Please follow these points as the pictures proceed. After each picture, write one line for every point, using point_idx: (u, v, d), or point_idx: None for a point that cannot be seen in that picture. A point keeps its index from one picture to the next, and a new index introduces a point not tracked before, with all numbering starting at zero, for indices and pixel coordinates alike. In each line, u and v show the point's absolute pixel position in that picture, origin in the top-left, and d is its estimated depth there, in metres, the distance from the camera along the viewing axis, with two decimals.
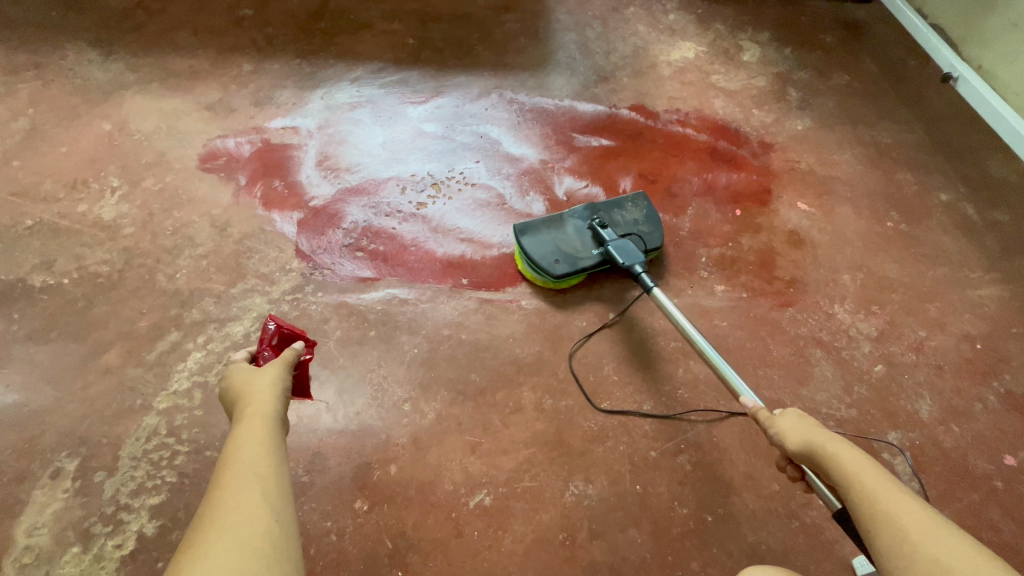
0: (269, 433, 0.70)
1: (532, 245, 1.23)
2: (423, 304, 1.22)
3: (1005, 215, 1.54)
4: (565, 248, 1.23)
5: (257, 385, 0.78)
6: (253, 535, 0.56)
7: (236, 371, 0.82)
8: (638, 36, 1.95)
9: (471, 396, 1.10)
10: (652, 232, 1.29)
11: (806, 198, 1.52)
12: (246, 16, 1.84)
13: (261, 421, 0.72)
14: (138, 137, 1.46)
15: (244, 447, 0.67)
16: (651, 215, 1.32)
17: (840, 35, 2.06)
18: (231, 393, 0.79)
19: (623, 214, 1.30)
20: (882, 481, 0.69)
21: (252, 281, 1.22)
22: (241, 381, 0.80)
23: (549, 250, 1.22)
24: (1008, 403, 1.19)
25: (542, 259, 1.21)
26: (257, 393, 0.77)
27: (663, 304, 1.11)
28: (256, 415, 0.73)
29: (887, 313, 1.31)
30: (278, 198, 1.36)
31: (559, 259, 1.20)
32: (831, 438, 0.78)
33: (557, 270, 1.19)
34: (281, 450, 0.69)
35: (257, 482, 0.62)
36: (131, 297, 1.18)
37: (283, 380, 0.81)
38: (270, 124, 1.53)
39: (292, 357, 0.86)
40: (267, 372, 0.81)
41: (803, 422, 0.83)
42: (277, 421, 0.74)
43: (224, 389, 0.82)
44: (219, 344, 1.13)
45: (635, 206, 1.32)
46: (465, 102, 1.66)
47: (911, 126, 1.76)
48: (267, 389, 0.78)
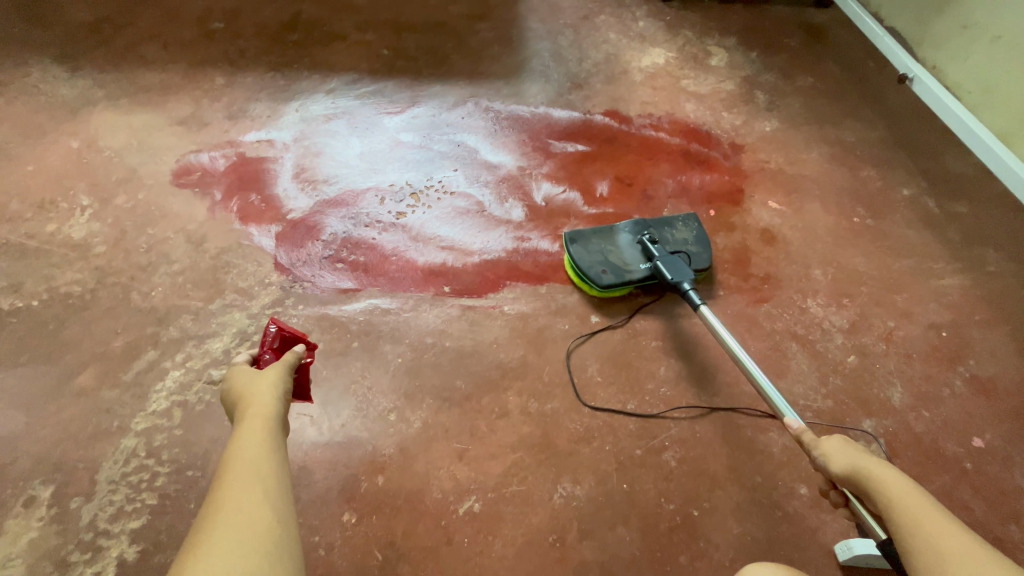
0: (269, 434, 0.71)
1: (581, 254, 1.26)
2: (405, 313, 1.22)
3: (963, 208, 1.62)
4: (613, 260, 1.26)
5: (258, 388, 0.79)
6: (255, 536, 0.56)
7: (238, 372, 0.83)
8: (610, 43, 2.00)
9: (457, 403, 1.10)
10: (700, 252, 1.31)
11: (777, 197, 1.57)
12: (217, 29, 1.82)
13: (262, 423, 0.72)
14: (108, 154, 1.43)
15: (247, 447, 0.67)
16: (701, 237, 1.34)
17: (802, 39, 2.13)
18: (232, 394, 0.80)
19: (673, 232, 1.33)
20: (928, 508, 0.70)
21: (231, 296, 1.20)
22: (242, 384, 0.80)
23: (597, 260, 1.25)
24: (974, 387, 1.24)
25: (589, 268, 1.24)
26: (258, 394, 0.77)
27: (710, 321, 1.11)
28: (258, 418, 0.73)
29: (858, 305, 1.36)
30: (255, 212, 1.35)
31: (606, 270, 1.23)
32: (876, 463, 0.79)
33: (603, 280, 1.22)
34: (282, 452, 0.69)
35: (259, 484, 0.62)
36: (106, 316, 1.15)
37: (285, 382, 0.82)
38: (245, 137, 1.52)
39: (292, 359, 0.87)
40: (268, 373, 0.82)
41: (846, 444, 0.84)
42: (278, 422, 0.75)
43: (224, 390, 0.82)
44: (198, 361, 1.11)
45: (685, 226, 1.34)
46: (441, 111, 1.68)
47: (873, 125, 1.83)
48: (268, 391, 0.78)
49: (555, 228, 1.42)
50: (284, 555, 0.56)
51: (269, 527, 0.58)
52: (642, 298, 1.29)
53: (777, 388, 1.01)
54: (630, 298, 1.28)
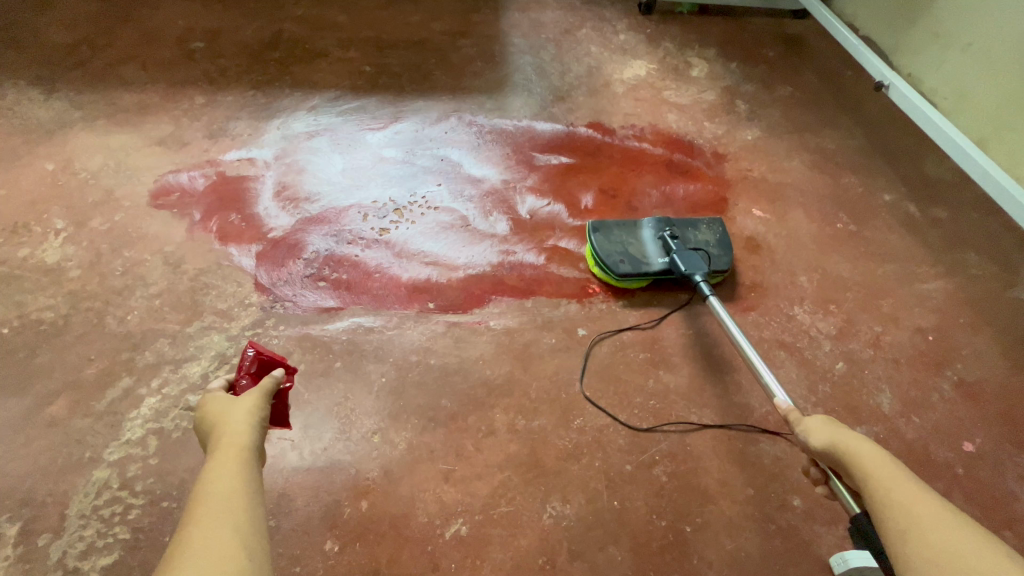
0: (244, 465, 0.68)
1: (602, 242, 1.30)
2: (389, 331, 1.20)
3: (943, 212, 1.64)
4: (632, 251, 1.30)
5: (234, 416, 0.76)
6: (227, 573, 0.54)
7: (212, 399, 0.80)
8: (591, 56, 2.02)
9: (442, 423, 1.08)
10: (721, 255, 1.33)
11: (760, 205, 1.58)
12: (197, 48, 1.81)
13: (236, 453, 0.70)
14: (84, 176, 1.41)
15: (218, 480, 0.65)
16: (723, 241, 1.36)
17: (780, 50, 2.17)
18: (207, 423, 0.77)
19: (696, 233, 1.36)
20: (900, 477, 0.72)
21: (209, 318, 1.18)
22: (216, 412, 0.77)
23: (617, 249, 1.29)
24: (962, 391, 1.24)
25: (608, 256, 1.28)
26: (233, 423, 0.75)
27: (716, 310, 1.14)
28: (232, 448, 0.70)
29: (844, 311, 1.36)
30: (234, 231, 1.33)
31: (625, 260, 1.27)
32: (854, 437, 0.80)
33: (619, 268, 1.26)
34: (256, 483, 0.67)
35: (230, 518, 0.60)
36: (79, 342, 1.12)
37: (262, 407, 0.79)
38: (225, 156, 1.50)
39: (269, 386, 0.83)
40: (244, 401, 0.79)
41: (830, 423, 0.84)
42: (253, 451, 0.72)
43: (197, 419, 0.79)
44: (175, 387, 1.08)
45: (708, 229, 1.37)
46: (424, 126, 1.67)
47: (852, 132, 1.86)
48: (243, 419, 0.75)
49: (541, 241, 1.41)
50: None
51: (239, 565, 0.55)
52: (659, 297, 1.31)
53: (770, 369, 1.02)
54: (616, 311, 1.28)
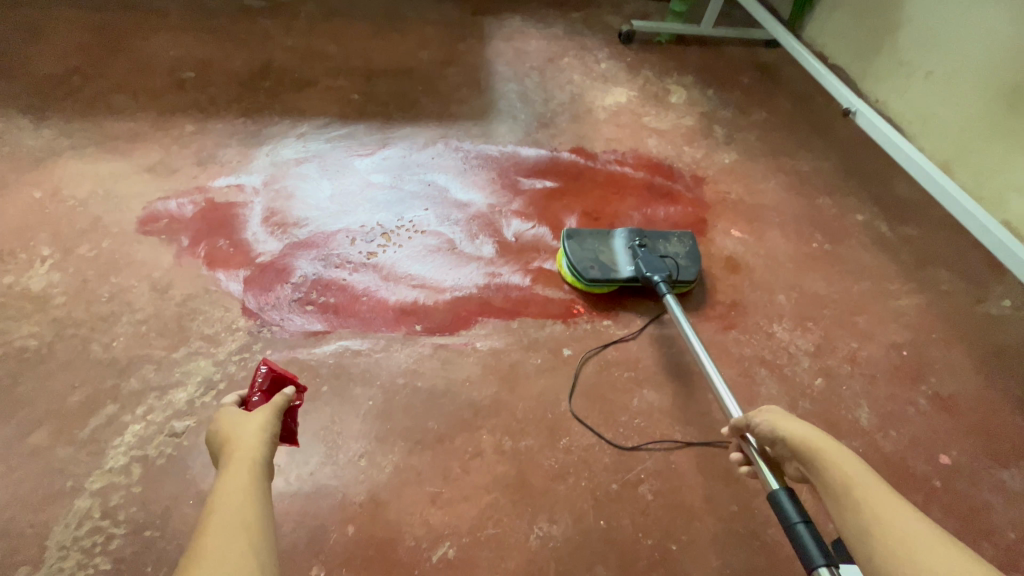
0: (255, 480, 0.68)
1: (575, 249, 1.36)
2: (377, 354, 1.21)
3: (914, 231, 1.71)
4: (603, 259, 1.35)
5: (245, 432, 0.76)
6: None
7: (225, 414, 0.80)
8: (574, 84, 2.09)
9: (429, 445, 1.08)
10: (689, 266, 1.37)
11: (738, 225, 1.63)
12: (188, 77, 1.85)
13: (247, 469, 0.69)
14: (72, 203, 1.42)
15: (230, 495, 0.64)
16: (692, 253, 1.40)
17: (754, 77, 2.27)
18: (218, 437, 0.77)
19: (666, 245, 1.40)
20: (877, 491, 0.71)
21: (196, 343, 1.18)
22: (229, 428, 0.77)
23: (588, 256, 1.35)
24: (937, 404, 1.28)
25: (579, 262, 1.33)
26: (245, 438, 0.74)
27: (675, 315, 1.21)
28: (243, 463, 0.70)
29: (821, 328, 1.40)
30: (223, 257, 1.34)
31: (594, 266, 1.32)
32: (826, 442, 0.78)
33: (589, 274, 1.32)
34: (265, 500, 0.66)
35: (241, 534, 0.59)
36: (62, 370, 1.11)
37: (273, 424, 0.79)
38: (214, 183, 1.52)
39: (281, 403, 0.83)
40: (255, 417, 0.79)
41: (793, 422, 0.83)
42: (264, 467, 0.72)
43: (210, 434, 0.79)
44: (160, 414, 1.07)
45: (679, 241, 1.41)
46: (411, 152, 1.71)
47: (824, 155, 1.94)
48: (255, 434, 0.75)
49: (526, 263, 1.44)
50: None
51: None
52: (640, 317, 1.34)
53: (732, 393, 1.06)
54: (600, 331, 1.30)
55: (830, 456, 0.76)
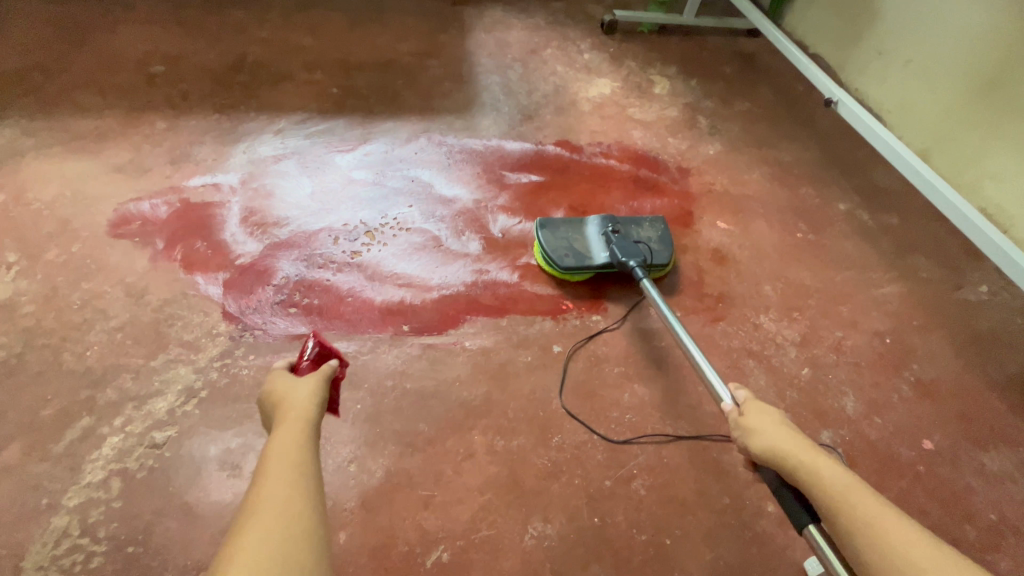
0: (301, 437, 0.72)
1: (549, 238, 1.37)
2: (364, 356, 1.18)
3: (894, 219, 1.73)
4: (577, 246, 1.37)
5: (299, 393, 0.81)
6: (296, 528, 0.57)
7: (279, 377, 0.85)
8: (557, 75, 2.07)
9: (420, 447, 1.06)
10: (662, 250, 1.39)
11: (724, 217, 1.63)
12: (158, 72, 1.78)
13: (300, 428, 0.74)
14: (37, 206, 1.36)
15: (280, 449, 0.69)
16: (665, 237, 1.42)
17: (736, 67, 2.28)
18: (272, 398, 0.82)
19: (639, 230, 1.42)
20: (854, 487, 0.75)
21: (175, 350, 1.14)
22: (283, 389, 0.83)
23: (562, 245, 1.36)
24: (920, 390, 1.30)
25: (554, 251, 1.35)
26: (298, 400, 0.79)
27: (649, 295, 1.21)
28: (296, 422, 0.75)
29: (807, 318, 1.41)
30: (200, 259, 1.30)
31: (569, 254, 1.34)
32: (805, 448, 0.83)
33: (564, 262, 1.33)
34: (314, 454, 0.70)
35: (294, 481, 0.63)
36: (33, 382, 1.07)
37: (322, 390, 0.83)
38: (189, 182, 1.47)
39: (330, 371, 0.87)
40: (306, 382, 0.83)
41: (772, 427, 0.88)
42: (312, 427, 0.76)
43: (264, 395, 0.84)
44: (139, 425, 1.03)
45: (651, 226, 1.43)
46: (394, 147, 1.68)
47: (806, 145, 1.95)
48: (305, 398, 0.80)
49: (513, 259, 1.42)
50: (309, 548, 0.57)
51: (295, 528, 0.58)
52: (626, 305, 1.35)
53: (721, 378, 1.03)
54: (590, 326, 1.30)
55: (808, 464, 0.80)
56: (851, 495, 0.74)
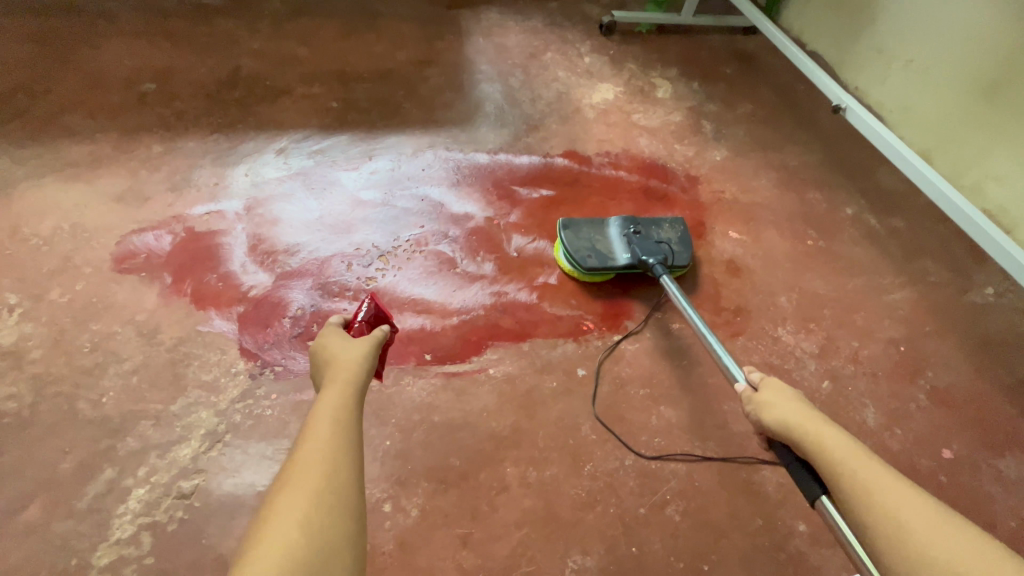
0: (346, 397, 0.77)
1: (572, 238, 1.39)
2: (388, 390, 1.16)
3: (900, 222, 1.75)
4: (599, 247, 1.38)
5: (349, 355, 0.87)
6: (337, 478, 0.62)
7: (333, 336, 0.92)
8: (559, 81, 2.04)
9: (453, 483, 1.06)
10: (682, 252, 1.41)
11: (735, 226, 1.63)
12: (149, 91, 1.71)
13: (347, 386, 0.79)
14: (35, 242, 1.30)
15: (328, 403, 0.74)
16: (684, 239, 1.43)
17: (736, 67, 2.27)
18: (325, 354, 0.89)
19: (660, 231, 1.43)
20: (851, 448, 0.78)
21: (194, 393, 1.11)
22: (335, 349, 0.89)
23: (585, 246, 1.37)
24: (935, 398, 1.33)
25: (577, 252, 1.36)
26: (348, 362, 0.85)
27: (673, 293, 1.23)
28: (345, 381, 0.80)
29: (823, 329, 1.42)
30: (212, 294, 1.26)
31: (591, 255, 1.35)
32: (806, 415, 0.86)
33: (587, 263, 1.34)
34: (358, 414, 0.75)
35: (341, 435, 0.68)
36: (49, 434, 1.03)
37: (372, 356, 0.89)
38: (193, 211, 1.42)
39: (379, 338, 0.94)
40: (357, 346, 0.90)
41: (778, 398, 0.92)
42: (357, 390, 0.80)
43: (317, 349, 0.91)
44: (164, 474, 1.01)
45: (671, 227, 1.45)
46: (400, 163, 1.64)
47: (810, 147, 1.96)
48: (354, 360, 0.86)
49: (531, 279, 1.40)
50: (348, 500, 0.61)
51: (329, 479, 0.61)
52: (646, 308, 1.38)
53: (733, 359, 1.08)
54: (612, 347, 1.29)
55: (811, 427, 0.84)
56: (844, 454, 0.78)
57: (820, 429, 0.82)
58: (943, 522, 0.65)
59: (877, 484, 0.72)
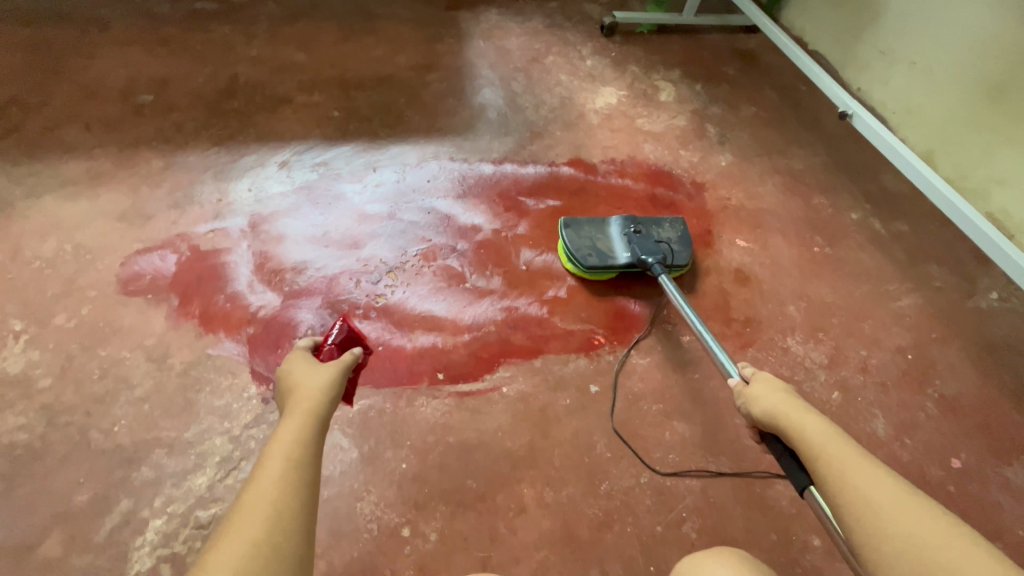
0: (306, 424, 0.76)
1: (572, 237, 1.42)
2: (402, 411, 1.16)
3: (905, 226, 1.76)
4: (599, 246, 1.40)
5: (313, 381, 0.85)
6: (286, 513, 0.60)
7: (298, 361, 0.91)
8: (562, 85, 2.01)
9: (471, 506, 1.06)
10: (682, 251, 1.42)
11: (742, 234, 1.63)
12: (146, 102, 1.68)
13: (308, 413, 0.78)
14: (37, 265, 1.28)
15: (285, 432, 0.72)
16: (685, 238, 1.44)
17: (738, 67, 2.25)
18: (290, 379, 0.88)
19: (660, 230, 1.44)
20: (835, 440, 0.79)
21: (207, 419, 1.10)
22: (301, 374, 0.88)
23: (585, 244, 1.40)
24: (943, 406, 1.34)
25: (577, 250, 1.39)
26: (309, 390, 0.83)
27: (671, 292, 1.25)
28: (306, 408, 0.79)
29: (832, 338, 1.43)
30: (219, 316, 1.24)
31: (592, 254, 1.38)
32: (791, 407, 0.87)
33: (587, 261, 1.37)
34: (316, 446, 0.73)
35: (294, 472, 0.66)
36: (62, 465, 1.02)
37: (338, 379, 0.88)
38: (197, 229, 1.40)
39: (348, 361, 0.92)
40: (323, 371, 0.88)
41: (767, 391, 0.92)
42: (320, 416, 0.79)
43: (283, 374, 0.90)
44: (181, 504, 1.00)
45: (672, 227, 1.45)
46: (404, 175, 1.62)
47: (814, 150, 1.95)
48: (317, 384, 0.84)
49: (541, 293, 1.40)
50: (292, 546, 0.59)
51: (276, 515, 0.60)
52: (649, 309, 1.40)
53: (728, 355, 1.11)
54: (624, 361, 1.29)
55: (794, 420, 0.85)
56: (826, 446, 0.78)
57: (803, 420, 0.84)
58: (926, 514, 0.66)
59: (859, 476, 0.73)
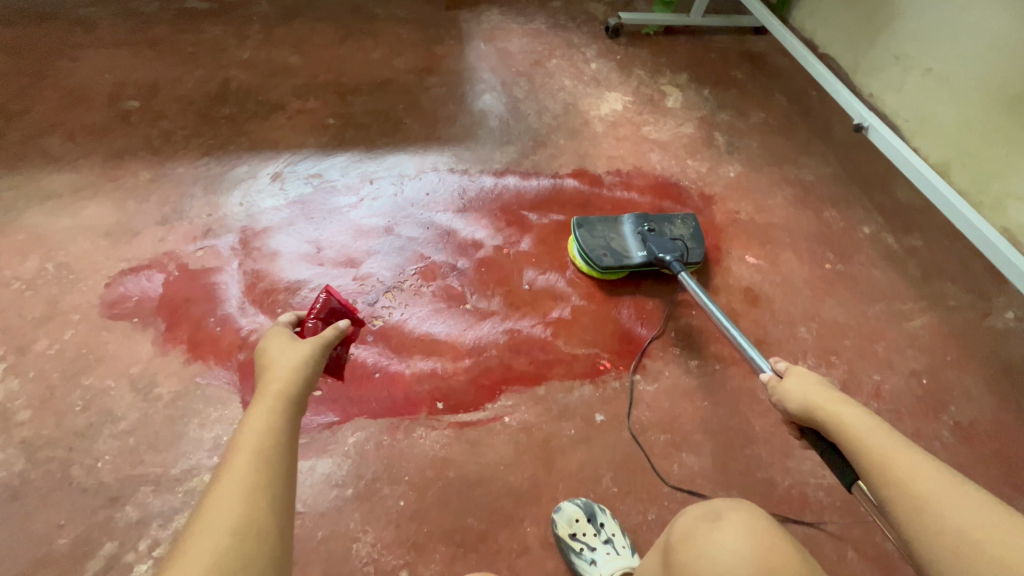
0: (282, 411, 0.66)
1: (586, 237, 1.38)
2: (400, 443, 1.11)
3: (918, 241, 1.70)
4: (614, 245, 1.38)
5: (287, 359, 0.75)
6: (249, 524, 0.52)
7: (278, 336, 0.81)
8: (566, 91, 1.95)
9: (472, 546, 1.02)
10: (694, 248, 1.39)
11: (752, 249, 1.58)
12: (133, 108, 1.61)
13: (284, 395, 0.69)
14: (18, 286, 1.22)
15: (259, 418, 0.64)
16: (697, 234, 1.41)
17: (747, 71, 2.18)
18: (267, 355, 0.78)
19: (672, 227, 1.41)
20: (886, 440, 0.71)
21: (196, 454, 1.05)
22: (277, 349, 0.78)
23: (600, 244, 1.37)
24: (959, 435, 1.30)
25: (592, 251, 1.36)
26: (283, 369, 0.73)
27: (691, 290, 1.23)
28: (280, 388, 0.69)
29: (845, 362, 1.38)
30: (208, 341, 1.19)
31: (607, 254, 1.35)
32: (830, 400, 0.80)
33: (603, 262, 1.34)
34: (292, 434, 0.65)
35: (264, 469, 0.58)
36: (43, 504, 0.97)
37: (320, 355, 0.80)
38: (185, 246, 1.34)
39: (332, 335, 0.84)
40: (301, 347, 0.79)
41: (803, 383, 0.85)
42: (296, 400, 0.70)
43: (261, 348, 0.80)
44: (169, 547, 0.96)
45: (683, 223, 1.42)
46: (403, 187, 1.56)
47: (826, 160, 1.90)
48: (295, 362, 0.75)
49: (544, 314, 1.34)
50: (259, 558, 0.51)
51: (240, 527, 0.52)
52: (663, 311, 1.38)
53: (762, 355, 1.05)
54: (631, 388, 1.24)
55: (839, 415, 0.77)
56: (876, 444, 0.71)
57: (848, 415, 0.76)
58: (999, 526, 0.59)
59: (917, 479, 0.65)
